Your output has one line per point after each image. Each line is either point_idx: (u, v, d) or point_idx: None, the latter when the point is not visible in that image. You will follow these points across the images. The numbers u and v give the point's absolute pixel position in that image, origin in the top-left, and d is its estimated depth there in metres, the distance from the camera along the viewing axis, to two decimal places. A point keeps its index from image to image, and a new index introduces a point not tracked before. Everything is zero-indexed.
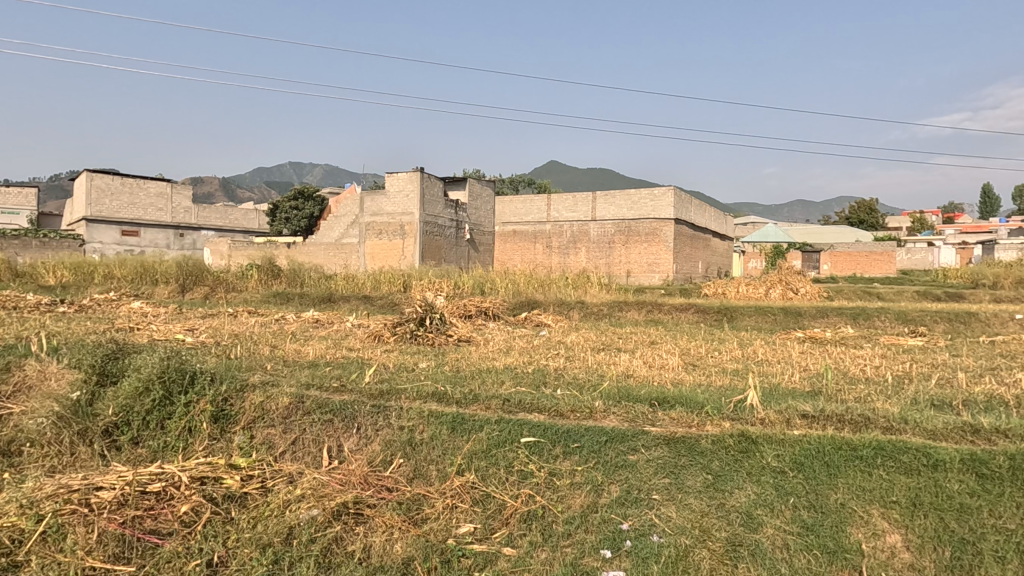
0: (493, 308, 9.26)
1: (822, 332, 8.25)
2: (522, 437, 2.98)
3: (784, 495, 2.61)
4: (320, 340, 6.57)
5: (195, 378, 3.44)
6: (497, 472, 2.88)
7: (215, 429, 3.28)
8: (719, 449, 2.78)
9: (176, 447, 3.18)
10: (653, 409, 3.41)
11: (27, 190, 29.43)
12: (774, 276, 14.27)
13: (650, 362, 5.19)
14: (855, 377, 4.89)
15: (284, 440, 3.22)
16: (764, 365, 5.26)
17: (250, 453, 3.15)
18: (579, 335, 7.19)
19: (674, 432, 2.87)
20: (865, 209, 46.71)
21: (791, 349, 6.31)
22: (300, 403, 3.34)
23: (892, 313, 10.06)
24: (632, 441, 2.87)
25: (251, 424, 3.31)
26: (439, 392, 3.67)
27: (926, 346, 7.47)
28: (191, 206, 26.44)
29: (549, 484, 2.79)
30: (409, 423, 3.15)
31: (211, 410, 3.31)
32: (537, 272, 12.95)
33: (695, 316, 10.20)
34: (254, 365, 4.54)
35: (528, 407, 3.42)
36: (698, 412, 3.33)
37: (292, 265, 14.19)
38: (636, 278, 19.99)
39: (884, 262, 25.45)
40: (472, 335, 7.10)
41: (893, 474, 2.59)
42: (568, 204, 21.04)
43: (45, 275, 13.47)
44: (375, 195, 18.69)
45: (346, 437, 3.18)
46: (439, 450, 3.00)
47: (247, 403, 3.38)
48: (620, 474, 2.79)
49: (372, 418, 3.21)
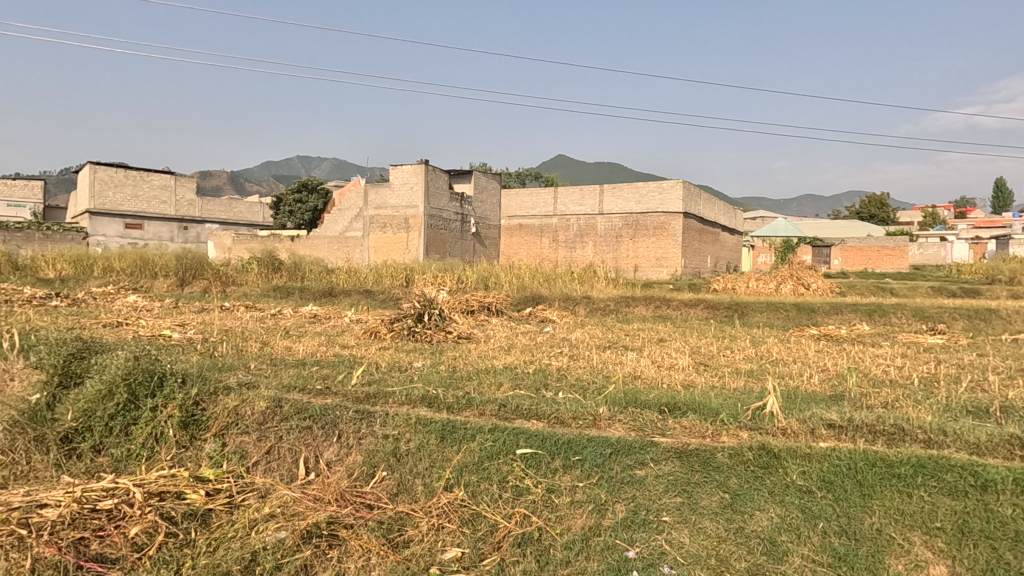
0: (497, 303, 8.96)
1: (837, 329, 7.91)
2: (519, 448, 2.70)
3: (812, 519, 2.31)
4: (314, 336, 6.31)
5: (164, 380, 3.17)
6: (490, 488, 2.59)
7: (184, 437, 3.00)
8: (737, 463, 2.51)
9: (139, 456, 2.92)
10: (664, 417, 3.11)
11: (33, 183, 29.34)
12: (785, 271, 13.90)
13: (658, 362, 4.88)
14: (879, 378, 4.57)
15: (258, 449, 2.94)
16: (780, 365, 4.94)
17: (219, 464, 2.88)
18: (584, 332, 6.89)
19: (687, 444, 2.61)
20: (876, 203, 46.02)
21: (806, 347, 5.97)
22: (278, 408, 3.08)
23: (908, 309, 9.71)
24: (640, 454, 2.60)
25: (223, 431, 3.04)
26: (430, 396, 3.38)
27: (947, 343, 7.15)
28: (195, 198, 26.24)
29: (548, 503, 2.51)
30: (395, 430, 2.87)
31: (180, 415, 3.03)
32: (543, 265, 12.64)
33: (704, 312, 9.88)
34: (236, 364, 4.27)
35: (526, 414, 3.13)
36: (712, 419, 3.03)
37: (293, 258, 13.94)
38: (644, 272, 19.66)
39: (896, 257, 24.92)
40: (473, 331, 6.82)
41: (935, 495, 2.30)
42: (575, 197, 20.70)
43: (45, 268, 13.28)
44: (379, 188, 18.41)
45: (325, 446, 2.91)
46: (426, 462, 2.72)
47: (221, 407, 3.12)
48: (626, 491, 2.50)
49: (354, 426, 2.94)
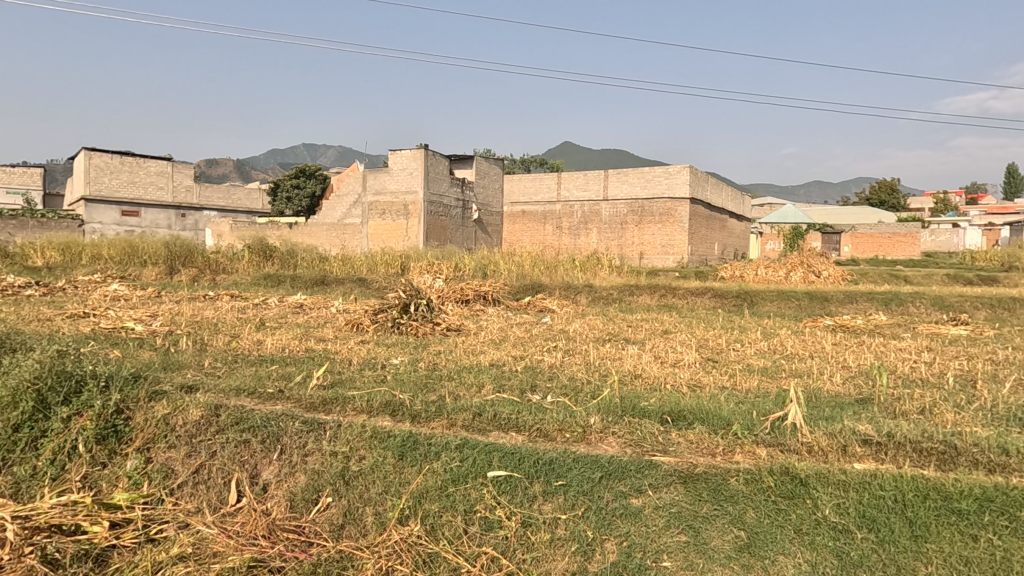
0: (493, 292, 8.47)
1: (852, 320, 7.42)
2: (490, 469, 2.26)
3: (851, 567, 1.85)
4: (289, 328, 5.85)
5: (83, 385, 2.73)
6: (453, 521, 2.15)
7: (101, 452, 2.55)
8: (755, 492, 2.07)
9: (42, 477, 2.46)
10: (665, 429, 2.63)
11: (31, 170, 28.94)
12: (794, 257, 13.32)
13: (662, 358, 4.39)
14: (910, 377, 4.06)
15: (185, 468, 2.50)
16: (799, 363, 4.43)
17: (138, 485, 2.44)
18: (584, 323, 6.43)
19: (693, 466, 2.18)
20: (887, 189, 44.94)
21: (823, 340, 5.48)
22: (213, 418, 2.64)
23: (927, 297, 9.17)
24: (636, 479, 2.17)
25: (148, 446, 2.60)
26: (395, 402, 2.91)
27: (972, 335, 6.67)
28: (192, 185, 25.79)
29: (524, 539, 2.07)
30: (347, 445, 2.44)
31: (95, 428, 2.58)
32: (545, 252, 12.13)
33: (711, 301, 9.39)
34: (187, 362, 3.82)
35: (505, 425, 2.66)
36: (723, 432, 2.56)
37: (286, 245, 13.51)
38: (649, 259, 19.13)
39: (909, 243, 24.27)
40: (464, 323, 6.36)
41: (1006, 539, 1.85)
42: (579, 182, 20.15)
43: (33, 255, 12.83)
44: (377, 173, 17.88)
45: (265, 464, 2.47)
46: (380, 486, 2.28)
47: (149, 416, 2.67)
48: (619, 527, 2.06)
49: (299, 440, 2.50)
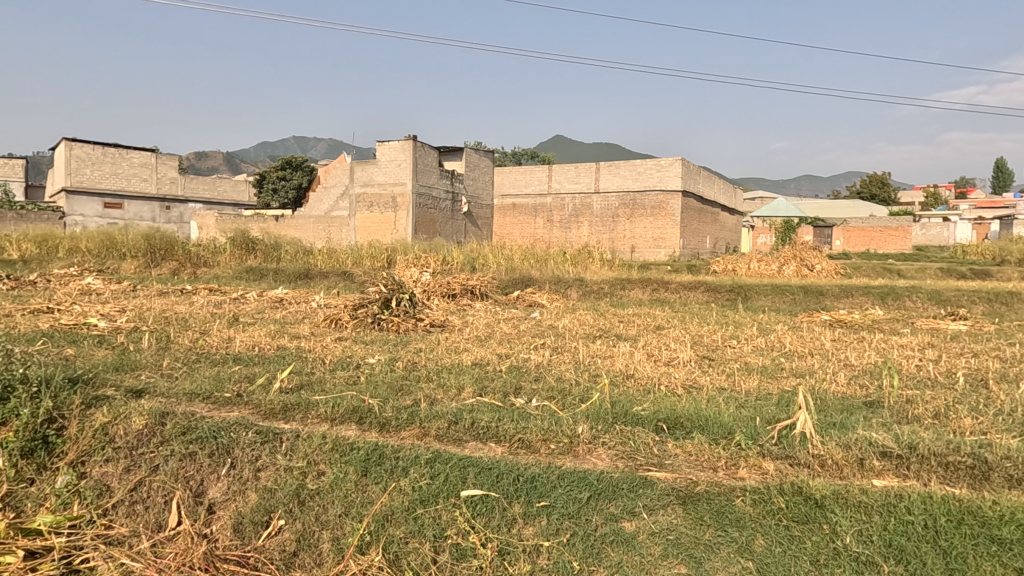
0: (481, 286, 8.17)
1: (849, 315, 7.20)
2: (464, 488, 2.00)
3: None
4: (264, 325, 5.54)
5: (13, 391, 2.44)
6: (420, 548, 1.88)
7: (29, 468, 2.27)
8: (764, 515, 1.83)
9: None
10: (661, 438, 2.37)
11: (13, 161, 28.35)
12: (788, 251, 13.07)
13: (655, 356, 4.14)
14: (918, 377, 3.82)
15: (122, 485, 2.22)
16: (800, 361, 4.18)
17: (67, 505, 2.15)
18: (574, 319, 6.18)
19: (693, 485, 1.93)
20: (877, 183, 44.97)
21: (823, 337, 5.25)
22: (158, 427, 2.36)
23: (924, 292, 8.96)
24: (629, 500, 1.91)
25: (83, 458, 2.31)
26: (363, 408, 2.63)
27: (973, 331, 6.46)
28: (177, 176, 25.30)
29: (501, 570, 1.80)
30: (304, 460, 2.16)
31: (21, 440, 2.28)
32: (534, 245, 11.83)
33: (705, 295, 9.14)
34: (145, 362, 3.52)
35: (483, 435, 2.39)
36: (724, 443, 2.30)
37: (270, 237, 13.14)
38: (641, 253, 18.90)
39: (900, 237, 24.13)
40: (450, 319, 6.08)
41: None
42: (570, 175, 19.90)
43: (7, 247, 12.40)
44: (365, 165, 17.51)
45: (212, 480, 2.19)
46: (340, 506, 2.01)
47: (87, 426, 2.39)
48: (610, 555, 1.79)
49: (252, 453, 2.22)
